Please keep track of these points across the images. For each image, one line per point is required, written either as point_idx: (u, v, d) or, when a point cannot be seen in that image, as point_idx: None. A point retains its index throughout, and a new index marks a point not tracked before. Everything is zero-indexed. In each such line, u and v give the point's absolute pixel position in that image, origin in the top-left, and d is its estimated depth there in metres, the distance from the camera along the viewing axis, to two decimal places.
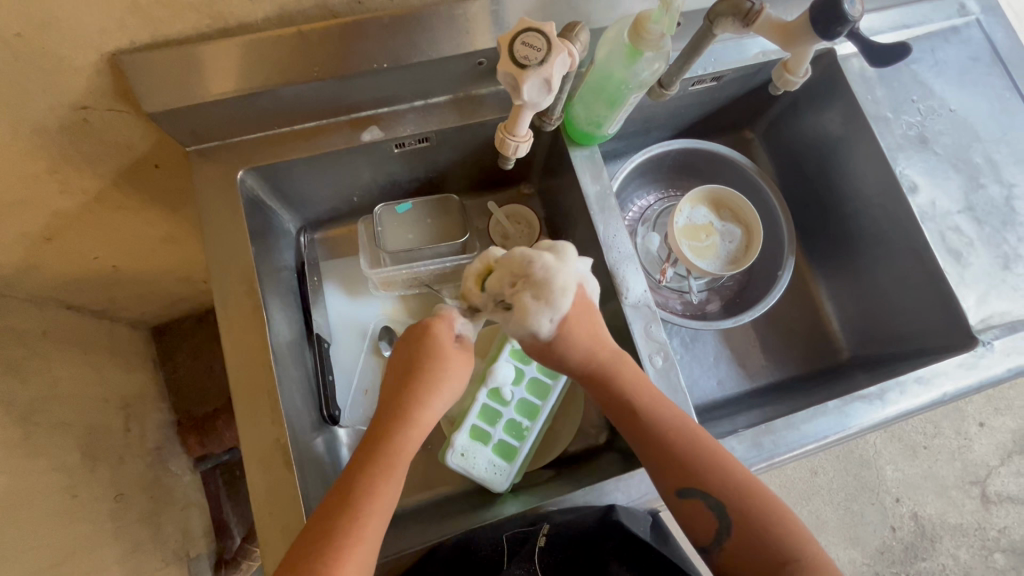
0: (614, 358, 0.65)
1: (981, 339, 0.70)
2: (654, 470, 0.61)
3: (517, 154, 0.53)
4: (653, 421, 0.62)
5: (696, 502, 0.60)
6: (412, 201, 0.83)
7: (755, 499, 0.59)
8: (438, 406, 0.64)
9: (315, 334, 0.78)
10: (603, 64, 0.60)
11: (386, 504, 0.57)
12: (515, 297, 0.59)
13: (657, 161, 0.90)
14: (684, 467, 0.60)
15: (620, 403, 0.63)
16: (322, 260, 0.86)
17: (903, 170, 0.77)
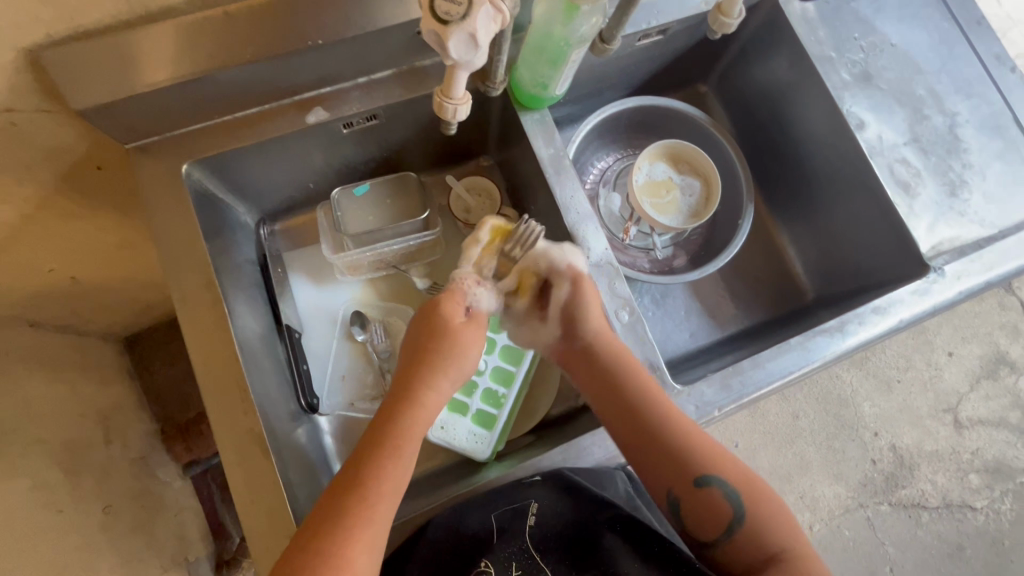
0: (619, 357, 0.66)
1: (933, 266, 0.72)
2: (652, 467, 0.63)
3: (456, 119, 0.49)
4: (653, 420, 0.64)
5: (696, 499, 0.62)
6: (370, 182, 0.82)
7: (750, 495, 0.62)
8: (444, 388, 0.65)
9: (284, 325, 0.78)
10: (542, 23, 0.58)
11: (386, 499, 0.56)
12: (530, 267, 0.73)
13: (613, 121, 0.91)
14: (681, 464, 0.62)
15: (619, 402, 0.65)
16: (286, 251, 0.86)
17: (850, 108, 0.78)
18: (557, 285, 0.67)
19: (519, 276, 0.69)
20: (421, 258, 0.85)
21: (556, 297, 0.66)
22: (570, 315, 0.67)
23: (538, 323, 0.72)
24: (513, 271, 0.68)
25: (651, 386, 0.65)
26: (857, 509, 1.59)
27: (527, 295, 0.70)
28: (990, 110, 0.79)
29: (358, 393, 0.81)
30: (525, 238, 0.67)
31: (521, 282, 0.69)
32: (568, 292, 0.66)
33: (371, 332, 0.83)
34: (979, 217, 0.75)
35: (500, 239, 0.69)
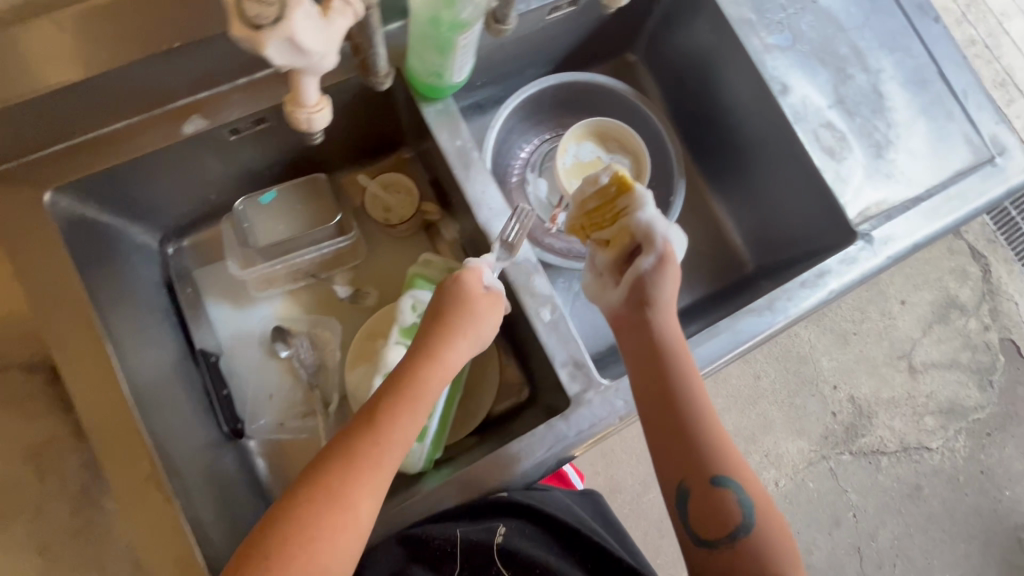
0: (667, 352, 0.65)
1: (860, 233, 0.71)
2: (674, 452, 0.63)
3: (313, 129, 0.42)
4: (682, 409, 0.63)
5: (708, 497, 0.61)
6: (277, 188, 0.76)
7: (760, 506, 0.62)
8: (462, 347, 0.60)
9: (199, 350, 0.74)
10: (422, 7, 0.53)
11: (385, 455, 0.54)
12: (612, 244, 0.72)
13: (535, 102, 0.86)
14: (702, 459, 0.62)
15: (656, 388, 0.64)
16: (195, 269, 0.80)
17: (773, 73, 0.74)
18: (646, 253, 0.68)
19: (619, 230, 0.70)
20: (343, 264, 0.81)
21: (640, 266, 0.68)
22: (641, 290, 0.68)
23: (611, 285, 0.73)
24: (610, 227, 0.71)
25: (692, 383, 0.64)
26: (820, 461, 1.64)
27: (615, 249, 0.71)
28: (914, 64, 0.77)
29: (287, 412, 0.78)
30: (640, 200, 0.68)
31: (617, 237, 0.71)
32: (652, 265, 0.68)
33: (295, 347, 0.79)
34: (906, 177, 0.73)
35: (616, 191, 0.71)
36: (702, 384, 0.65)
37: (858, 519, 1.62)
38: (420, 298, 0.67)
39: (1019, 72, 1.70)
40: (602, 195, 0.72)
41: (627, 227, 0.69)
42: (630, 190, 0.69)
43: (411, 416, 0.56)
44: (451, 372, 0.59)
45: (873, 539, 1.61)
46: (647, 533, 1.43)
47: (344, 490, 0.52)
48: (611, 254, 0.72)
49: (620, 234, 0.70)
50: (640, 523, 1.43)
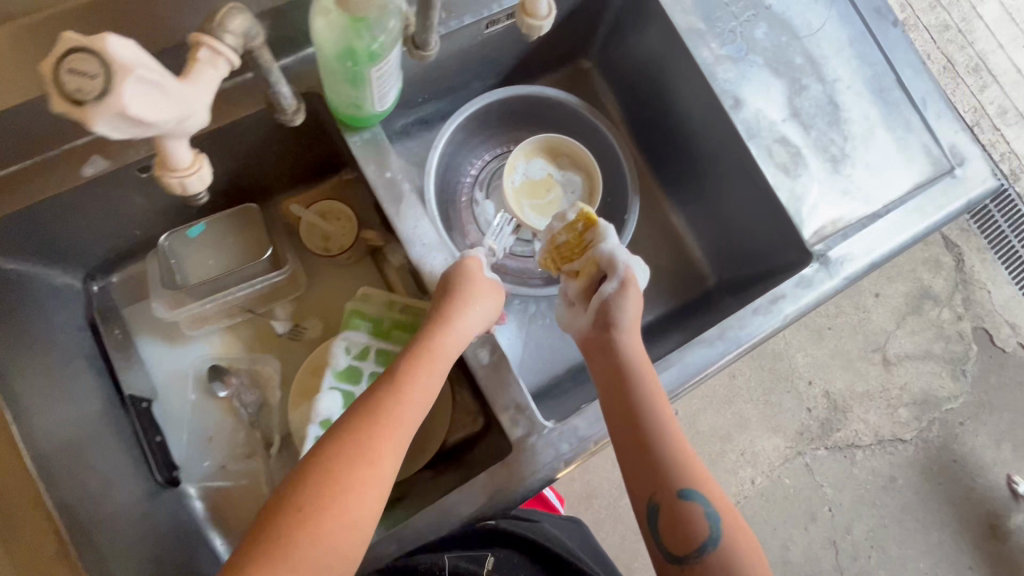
0: (626, 359, 0.63)
1: (816, 255, 0.68)
2: (642, 464, 0.59)
3: (189, 193, 0.38)
4: (645, 416, 0.59)
5: (674, 513, 0.57)
6: (204, 221, 0.72)
7: (727, 518, 0.58)
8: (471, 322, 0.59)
9: (128, 397, 0.70)
10: (325, 42, 0.48)
11: (404, 418, 0.54)
12: (579, 276, 0.72)
13: (482, 116, 0.82)
14: (667, 470, 0.58)
15: (618, 400, 0.61)
16: (125, 307, 0.75)
17: (725, 86, 0.71)
18: (609, 279, 0.68)
19: (585, 262, 0.71)
20: (283, 296, 0.77)
21: (602, 290, 0.67)
22: (606, 314, 0.67)
23: (578, 314, 0.72)
24: (579, 258, 0.72)
25: (650, 389, 0.61)
26: (796, 457, 1.64)
27: (583, 280, 0.71)
28: (872, 71, 0.73)
29: (228, 454, 0.74)
30: (604, 232, 0.70)
31: (584, 268, 0.71)
32: (614, 289, 0.67)
33: (235, 386, 0.75)
34: (863, 193, 0.70)
35: (581, 226, 0.72)
36: (660, 389, 0.62)
37: (833, 513, 1.63)
38: (354, 340, 0.65)
39: (991, 58, 1.68)
40: (568, 230, 0.74)
41: (592, 257, 0.70)
42: (594, 225, 0.71)
43: (426, 381, 0.57)
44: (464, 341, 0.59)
45: (849, 531, 1.62)
46: (623, 538, 1.42)
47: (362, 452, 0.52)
48: (579, 285, 0.72)
49: (587, 265, 0.71)
50: (616, 528, 1.42)
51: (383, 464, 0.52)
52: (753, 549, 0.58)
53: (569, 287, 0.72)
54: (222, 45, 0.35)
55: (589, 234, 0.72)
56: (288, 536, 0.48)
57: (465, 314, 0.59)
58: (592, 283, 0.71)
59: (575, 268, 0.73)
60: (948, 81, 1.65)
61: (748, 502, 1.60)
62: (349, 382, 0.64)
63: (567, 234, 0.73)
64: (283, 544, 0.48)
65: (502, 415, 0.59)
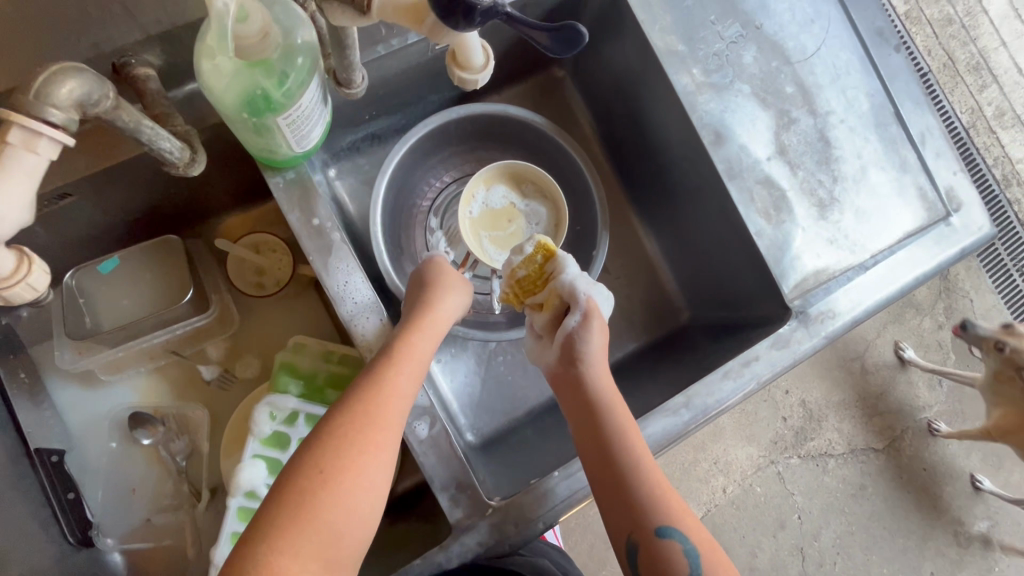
0: (597, 392, 0.58)
1: (795, 311, 0.62)
2: (617, 500, 0.53)
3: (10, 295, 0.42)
4: (618, 444, 0.55)
5: (652, 555, 0.51)
6: (118, 255, 0.63)
7: (709, 557, 0.52)
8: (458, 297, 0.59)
9: (36, 450, 0.62)
10: (217, 91, 0.40)
11: (411, 379, 0.50)
12: (542, 312, 0.64)
13: (440, 135, 0.74)
14: (643, 505, 0.52)
15: (590, 430, 0.56)
16: (33, 344, 0.67)
17: (706, 118, 0.63)
18: (571, 312, 0.61)
19: (547, 294, 0.63)
20: (212, 336, 0.69)
21: (565, 325, 0.60)
22: (570, 349, 0.60)
23: (544, 349, 0.64)
24: (540, 291, 0.64)
25: (621, 420, 0.56)
26: (768, 466, 1.59)
27: (546, 314, 0.63)
28: (868, 102, 0.66)
29: (154, 506, 0.68)
30: (564, 260, 0.62)
31: (546, 300, 0.63)
32: (577, 323, 0.60)
33: (161, 434, 0.68)
34: (851, 241, 0.64)
35: (541, 257, 0.64)
36: (630, 419, 0.57)
37: (803, 520, 1.58)
38: (279, 404, 0.58)
39: (993, 56, 1.60)
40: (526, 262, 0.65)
41: (553, 290, 0.62)
42: (554, 256, 0.63)
43: (427, 344, 0.53)
44: (453, 311, 0.58)
45: (816, 539, 1.58)
46: None
47: (373, 414, 0.47)
48: (542, 320, 0.64)
49: (549, 297, 0.63)
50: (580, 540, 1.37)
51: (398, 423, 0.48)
52: None
53: (534, 323, 0.64)
54: (42, 122, 0.34)
55: (549, 265, 0.64)
56: (308, 500, 0.42)
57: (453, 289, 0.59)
58: (556, 317, 0.63)
59: (537, 303, 0.64)
60: (947, 80, 1.57)
61: (719, 510, 1.56)
62: (276, 448, 0.58)
63: (525, 265, 0.64)
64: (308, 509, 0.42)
65: (440, 496, 0.53)
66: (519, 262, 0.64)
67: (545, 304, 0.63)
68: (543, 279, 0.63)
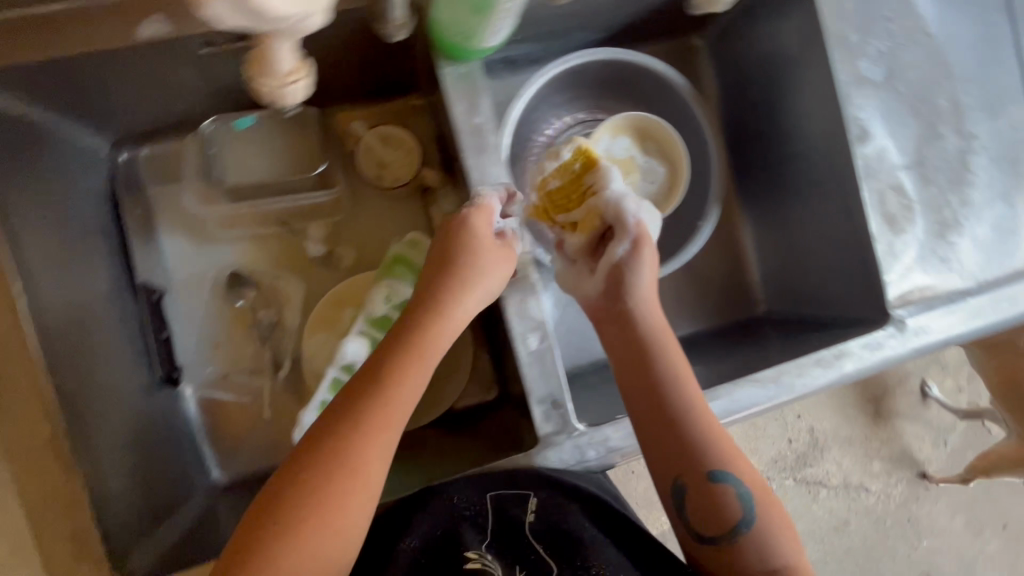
0: (650, 340, 0.59)
1: (894, 317, 0.63)
2: (661, 450, 0.55)
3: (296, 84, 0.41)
4: (669, 399, 0.56)
5: (702, 493, 0.54)
6: (255, 114, 0.65)
7: (761, 500, 0.54)
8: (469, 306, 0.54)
9: (140, 284, 0.65)
10: None
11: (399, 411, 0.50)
12: (580, 232, 0.64)
13: (578, 74, 0.75)
14: (693, 452, 0.55)
15: (640, 378, 0.58)
16: (149, 182, 0.69)
17: (857, 111, 0.63)
18: (617, 238, 0.62)
19: (584, 212, 0.64)
20: (319, 217, 0.71)
21: (612, 252, 0.61)
22: (618, 281, 0.61)
23: (578, 274, 0.65)
24: (579, 207, 0.64)
25: (677, 370, 0.58)
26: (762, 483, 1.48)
27: (583, 234, 0.64)
28: (1011, 137, 0.66)
29: (233, 365, 0.70)
30: (607, 174, 0.63)
31: (584, 220, 0.64)
32: (625, 251, 0.61)
33: (254, 299, 0.71)
34: (961, 266, 0.65)
35: (581, 169, 0.64)
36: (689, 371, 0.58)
37: None
38: (396, 289, 0.61)
39: None
40: (562, 174, 0.66)
41: (595, 207, 0.63)
42: (596, 168, 0.63)
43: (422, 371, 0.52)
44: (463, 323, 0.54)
45: None
46: None
47: (356, 445, 0.47)
48: (578, 241, 0.65)
49: (588, 216, 0.63)
50: None
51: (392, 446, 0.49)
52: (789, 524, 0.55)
53: (566, 243, 0.66)
54: None
55: (588, 180, 0.64)
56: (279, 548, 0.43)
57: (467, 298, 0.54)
58: (592, 239, 0.64)
59: (575, 221, 0.65)
60: None
61: None
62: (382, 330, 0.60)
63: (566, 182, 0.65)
64: (285, 540, 0.44)
65: (536, 409, 0.56)
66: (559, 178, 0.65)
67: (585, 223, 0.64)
68: (581, 195, 0.64)
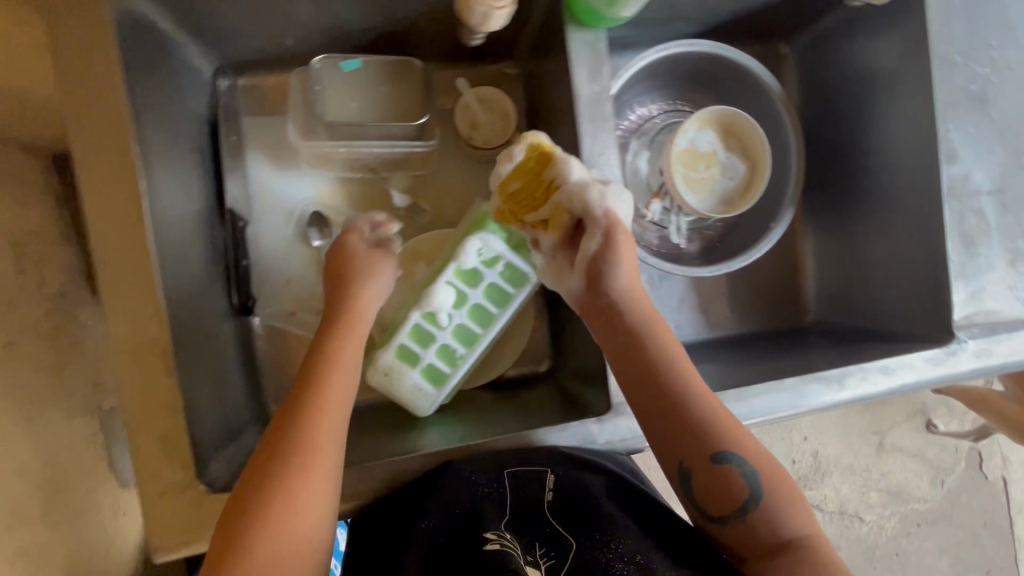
0: (635, 322, 0.56)
1: (958, 336, 0.65)
2: (661, 433, 0.55)
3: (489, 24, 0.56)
4: (663, 382, 0.55)
5: (707, 474, 0.53)
6: (362, 58, 0.66)
7: (769, 474, 0.53)
8: (370, 301, 0.60)
9: (228, 210, 0.65)
10: None
11: (338, 395, 0.53)
12: (552, 231, 0.58)
13: (672, 63, 0.76)
14: (697, 432, 0.54)
15: (631, 363, 0.56)
16: (245, 114, 0.70)
17: (948, 131, 0.65)
18: (588, 233, 0.55)
19: (551, 209, 0.57)
20: (406, 168, 0.72)
21: (584, 248, 0.55)
22: (597, 272, 0.56)
23: (560, 275, 0.59)
24: (544, 204, 0.57)
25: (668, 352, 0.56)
26: None
27: (555, 232, 0.58)
28: None
29: (303, 303, 0.71)
30: (564, 164, 0.55)
31: (553, 217, 0.57)
32: (598, 244, 0.55)
33: (330, 239, 0.71)
34: None
35: (536, 164, 0.57)
36: (680, 349, 0.57)
37: None
38: (489, 244, 0.63)
39: None
40: (520, 173, 0.59)
41: (560, 202, 0.56)
42: (551, 159, 0.56)
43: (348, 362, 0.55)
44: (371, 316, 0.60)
45: None
46: None
47: (305, 430, 0.49)
48: (552, 242, 0.59)
49: (556, 212, 0.57)
50: None
51: (338, 432, 0.51)
52: (801, 498, 0.54)
53: (541, 242, 0.60)
54: None
55: (548, 171, 0.57)
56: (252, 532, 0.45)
57: (367, 298, 0.59)
58: (566, 234, 0.58)
59: (545, 220, 0.58)
60: None
61: None
62: (467, 283, 0.63)
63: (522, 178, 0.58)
64: (257, 522, 0.45)
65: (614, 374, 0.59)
66: (511, 176, 0.59)
67: (556, 221, 0.57)
68: (545, 191, 0.57)
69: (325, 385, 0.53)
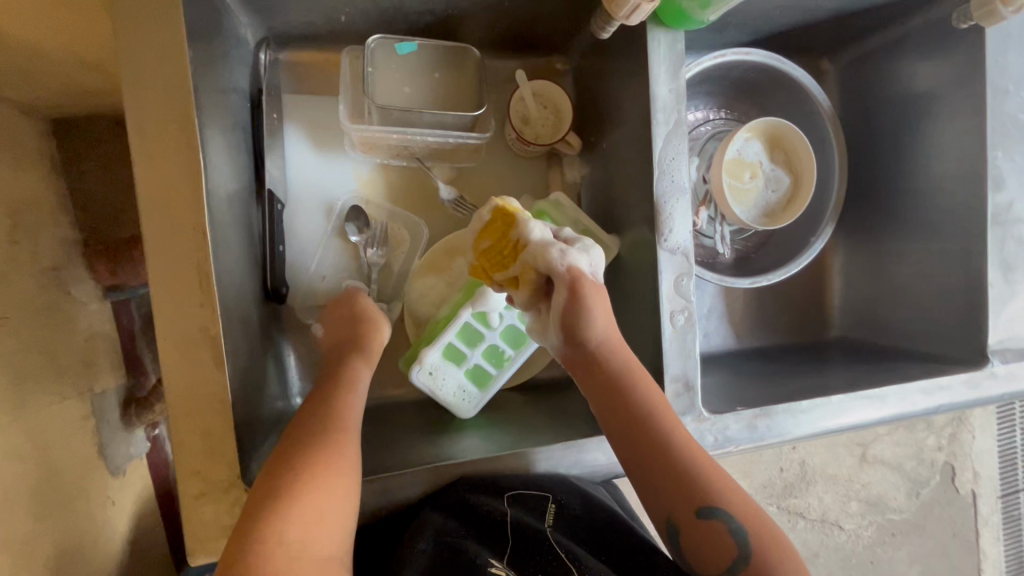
0: (619, 370, 0.55)
1: (993, 360, 0.66)
2: (643, 486, 0.53)
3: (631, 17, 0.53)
4: (650, 431, 0.53)
5: (695, 532, 0.50)
6: (418, 41, 0.63)
7: (756, 531, 0.50)
8: (369, 353, 0.60)
9: (267, 191, 0.61)
10: None
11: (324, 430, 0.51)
12: (522, 291, 0.57)
13: (725, 71, 0.75)
14: (683, 484, 0.51)
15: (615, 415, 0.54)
16: (287, 92, 0.67)
17: (997, 159, 0.67)
18: (557, 289, 0.56)
19: (521, 266, 0.57)
20: (451, 159, 0.70)
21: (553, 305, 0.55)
22: (573, 323, 0.55)
23: (539, 330, 0.59)
24: (511, 263, 0.57)
25: (652, 400, 0.54)
26: None
27: (525, 291, 0.57)
28: None
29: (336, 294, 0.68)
30: (527, 223, 0.56)
31: (522, 275, 0.57)
32: (566, 299, 0.55)
33: (368, 237, 0.68)
34: None
35: (502, 224, 0.58)
36: (661, 396, 0.55)
37: None
38: None
39: None
40: (489, 232, 0.59)
41: (526, 260, 0.56)
42: (514, 218, 0.57)
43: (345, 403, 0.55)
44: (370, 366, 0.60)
45: None
46: None
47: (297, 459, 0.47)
48: (524, 301, 0.58)
49: (523, 271, 0.56)
50: None
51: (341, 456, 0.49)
52: (791, 556, 0.50)
53: (513, 299, 0.59)
54: None
55: (513, 231, 0.57)
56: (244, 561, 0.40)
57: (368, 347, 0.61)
58: (537, 291, 0.57)
59: (514, 279, 0.57)
60: None
61: None
62: None
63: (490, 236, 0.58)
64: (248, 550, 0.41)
65: (669, 385, 0.57)
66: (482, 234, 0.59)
67: (523, 281, 0.57)
68: (511, 250, 0.57)
69: (320, 420, 0.52)
